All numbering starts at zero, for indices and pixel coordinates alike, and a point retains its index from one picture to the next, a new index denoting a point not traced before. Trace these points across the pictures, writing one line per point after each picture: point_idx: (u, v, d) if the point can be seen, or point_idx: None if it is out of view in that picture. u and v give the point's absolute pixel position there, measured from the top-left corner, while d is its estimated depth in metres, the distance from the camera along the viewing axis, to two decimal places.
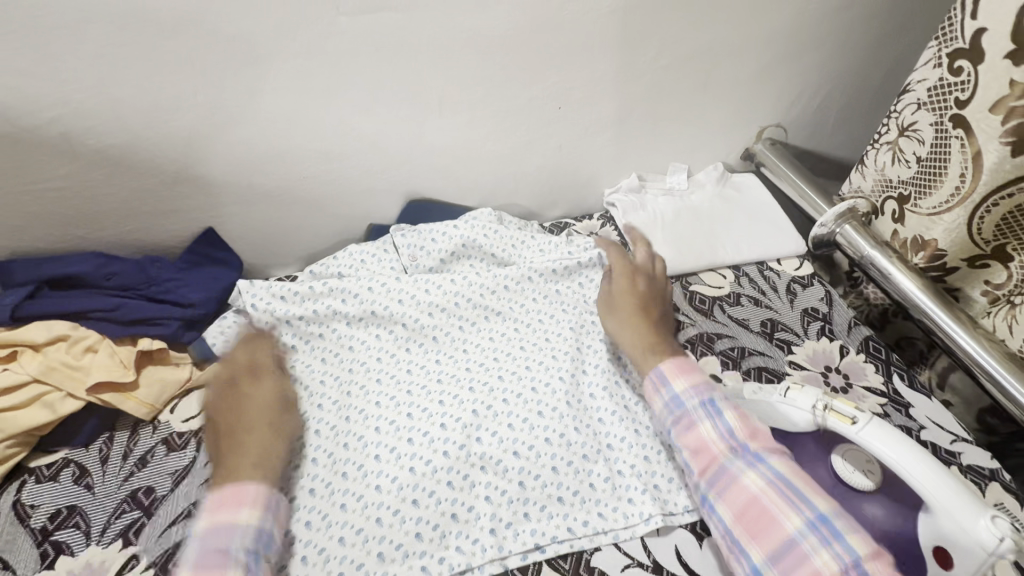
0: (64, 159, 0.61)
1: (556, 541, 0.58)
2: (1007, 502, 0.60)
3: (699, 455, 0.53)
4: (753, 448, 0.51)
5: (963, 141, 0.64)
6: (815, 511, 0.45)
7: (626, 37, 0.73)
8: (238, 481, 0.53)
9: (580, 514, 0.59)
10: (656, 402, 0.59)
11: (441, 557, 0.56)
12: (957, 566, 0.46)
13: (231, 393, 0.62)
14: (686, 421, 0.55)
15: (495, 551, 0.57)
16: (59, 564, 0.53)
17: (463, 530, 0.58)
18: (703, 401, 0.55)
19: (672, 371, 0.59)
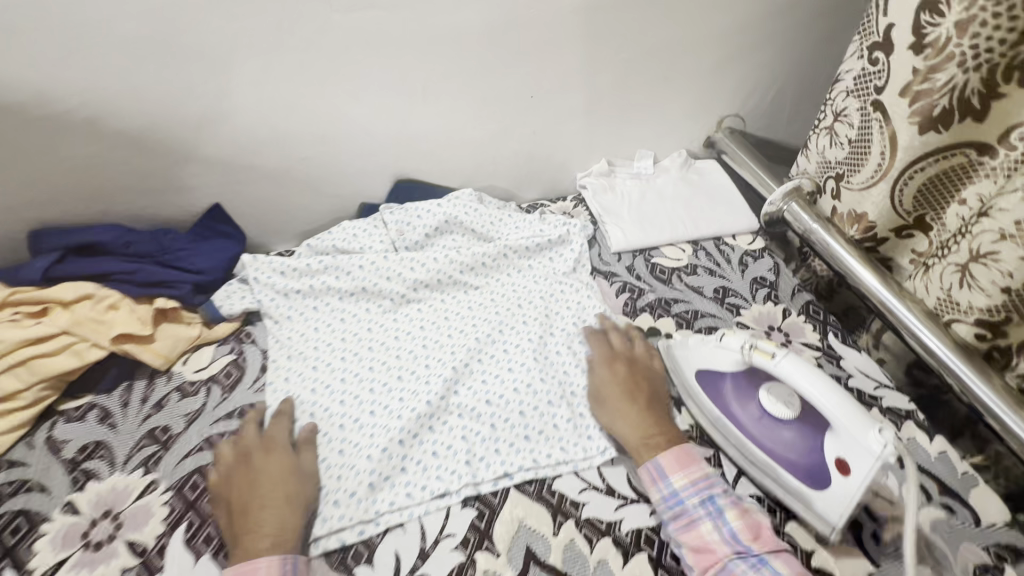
0: (88, 140, 0.69)
1: (524, 469, 0.65)
2: (919, 435, 0.69)
3: (702, 552, 0.56)
4: (755, 550, 0.54)
5: (881, 123, 0.72)
6: None
7: (589, 33, 0.82)
8: (252, 560, 0.53)
9: (544, 448, 0.66)
10: (655, 494, 0.61)
11: (423, 485, 0.63)
12: (854, 473, 0.54)
13: (241, 468, 0.61)
14: (686, 518, 0.58)
15: (470, 478, 0.63)
16: (88, 487, 0.61)
17: (442, 462, 0.65)
18: (703, 500, 0.58)
19: (672, 464, 0.61)
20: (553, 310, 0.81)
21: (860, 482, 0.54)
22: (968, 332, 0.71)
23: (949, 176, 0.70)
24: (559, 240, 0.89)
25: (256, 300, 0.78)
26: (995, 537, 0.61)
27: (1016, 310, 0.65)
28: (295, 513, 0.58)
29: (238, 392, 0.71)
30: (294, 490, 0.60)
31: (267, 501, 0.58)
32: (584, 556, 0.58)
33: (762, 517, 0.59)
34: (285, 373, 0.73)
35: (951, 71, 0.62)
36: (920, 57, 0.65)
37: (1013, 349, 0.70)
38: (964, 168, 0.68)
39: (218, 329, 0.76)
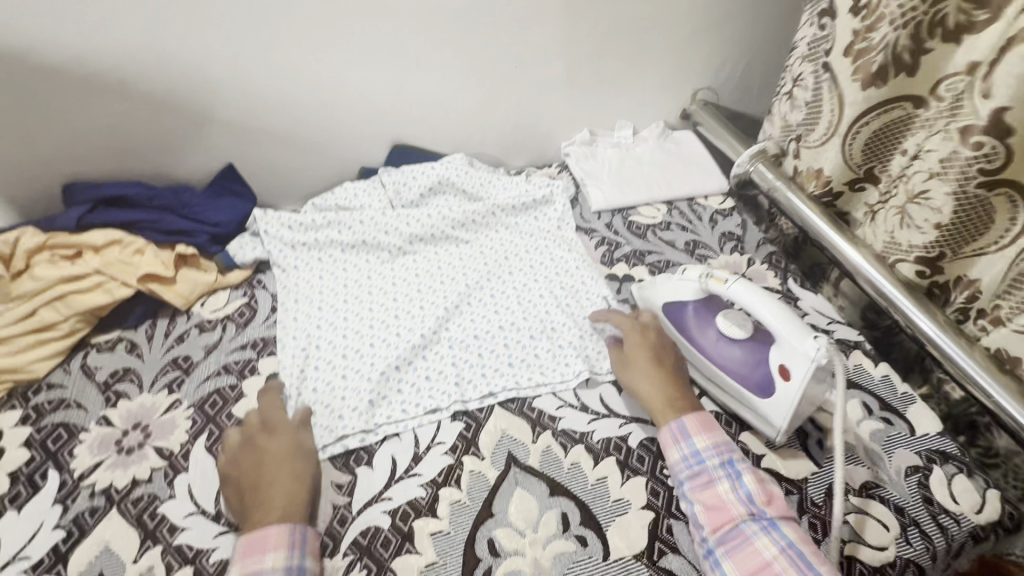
0: (120, 100, 0.78)
1: (508, 389, 0.72)
2: (865, 362, 0.76)
3: (715, 511, 0.57)
4: (768, 513, 0.55)
5: (832, 84, 0.79)
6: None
7: (569, 7, 0.90)
8: (264, 525, 0.54)
9: (526, 372, 0.73)
10: (674, 454, 0.62)
11: (416, 403, 0.70)
12: (794, 377, 0.62)
13: (248, 449, 0.62)
14: (705, 477, 0.59)
15: (459, 398, 0.70)
16: (120, 404, 0.69)
17: (434, 384, 0.72)
18: (722, 462, 0.59)
19: (695, 426, 0.62)
20: (536, 259, 0.88)
21: (799, 384, 0.61)
22: (911, 271, 0.78)
23: (890, 128, 0.77)
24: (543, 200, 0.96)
25: (266, 250, 0.86)
26: (928, 443, 0.68)
27: (949, 244, 0.72)
28: (303, 488, 0.60)
29: (251, 328, 0.79)
30: (300, 466, 0.61)
31: (276, 475, 0.59)
32: (559, 459, 0.66)
33: (776, 485, 0.59)
34: (294, 314, 0.80)
35: (884, 30, 0.70)
36: (858, 19, 0.73)
37: (951, 284, 0.76)
38: (903, 120, 0.75)
39: (232, 276, 0.84)
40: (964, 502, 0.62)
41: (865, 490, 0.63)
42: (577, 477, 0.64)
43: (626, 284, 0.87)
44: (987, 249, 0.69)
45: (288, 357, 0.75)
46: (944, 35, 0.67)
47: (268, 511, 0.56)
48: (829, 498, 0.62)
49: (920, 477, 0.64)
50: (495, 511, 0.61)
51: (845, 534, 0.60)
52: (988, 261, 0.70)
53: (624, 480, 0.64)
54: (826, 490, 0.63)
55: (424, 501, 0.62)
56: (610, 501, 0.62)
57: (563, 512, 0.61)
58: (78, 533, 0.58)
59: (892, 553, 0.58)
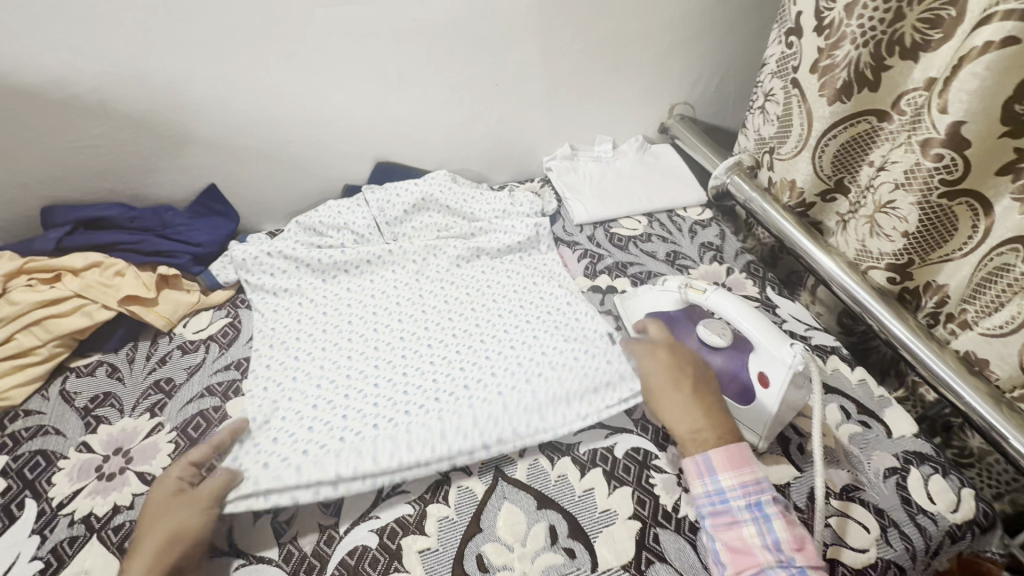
0: (100, 121, 0.78)
1: (502, 442, 0.66)
2: (843, 367, 0.78)
3: (738, 554, 0.54)
4: (798, 561, 0.52)
5: (800, 100, 0.83)
6: None
7: (546, 27, 0.92)
8: None
9: (523, 418, 0.68)
10: (697, 489, 0.58)
11: (393, 457, 0.63)
12: (773, 384, 0.63)
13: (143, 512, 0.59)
14: (729, 517, 0.56)
15: (445, 452, 0.64)
16: (100, 430, 0.68)
17: (415, 437, 0.65)
18: (749, 504, 0.55)
19: (723, 462, 0.58)
20: (528, 298, 0.84)
21: (777, 392, 0.62)
22: (882, 277, 0.81)
23: (858, 140, 0.80)
24: (531, 240, 0.93)
25: (244, 267, 0.84)
26: (904, 445, 0.69)
27: (916, 251, 0.74)
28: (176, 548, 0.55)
29: (234, 348, 0.78)
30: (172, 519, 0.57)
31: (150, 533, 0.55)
32: (546, 472, 0.66)
33: (806, 527, 0.56)
34: (266, 360, 0.75)
35: (847, 48, 0.73)
36: (822, 38, 0.76)
37: (921, 290, 0.78)
38: (869, 133, 0.78)
39: (215, 296, 0.84)
40: (940, 501, 0.64)
41: (845, 493, 0.64)
42: (564, 490, 0.64)
43: (608, 295, 0.88)
44: (952, 255, 0.72)
45: (254, 406, 0.70)
46: (903, 53, 0.71)
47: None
48: (811, 502, 0.63)
49: (898, 478, 0.66)
50: (483, 526, 0.61)
51: (827, 538, 0.60)
52: (954, 267, 0.72)
53: (611, 490, 0.64)
54: (808, 494, 0.64)
55: (412, 518, 0.62)
56: (597, 512, 0.62)
57: (551, 524, 0.61)
58: (56, 564, 0.57)
59: (872, 555, 0.59)
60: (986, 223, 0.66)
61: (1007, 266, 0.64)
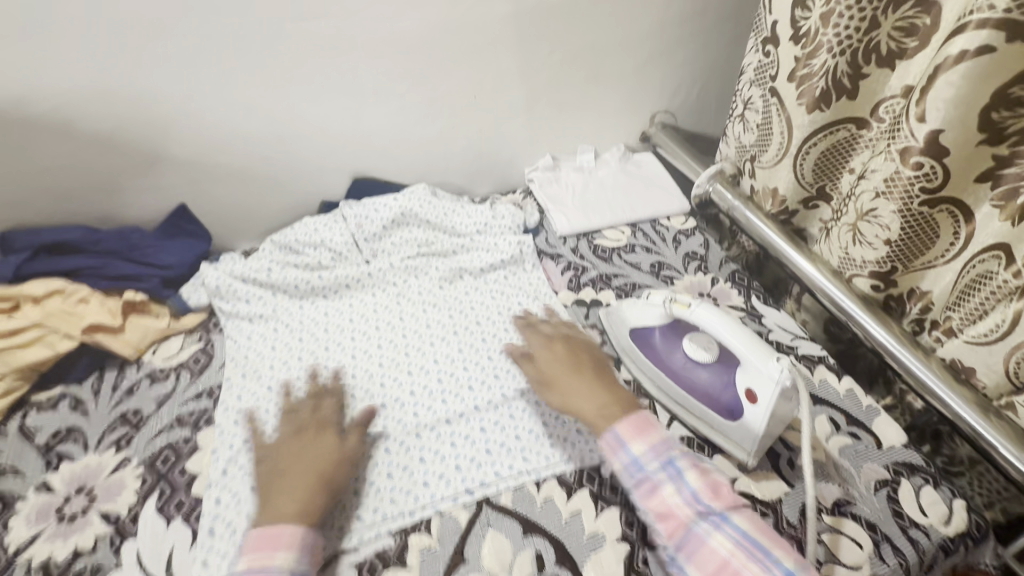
0: (61, 141, 0.75)
1: (484, 484, 0.65)
2: (831, 378, 0.77)
3: (665, 516, 0.55)
4: (717, 508, 0.54)
5: (779, 108, 0.82)
6: (779, 567, 0.49)
7: (522, 39, 0.92)
8: (279, 524, 0.54)
9: (506, 460, 0.67)
10: (616, 464, 0.60)
11: (375, 507, 0.63)
12: (761, 401, 0.62)
13: (295, 439, 0.64)
14: (649, 483, 0.57)
15: (427, 499, 0.63)
16: (62, 467, 0.64)
17: (397, 484, 0.65)
18: (663, 464, 0.57)
19: (630, 432, 0.60)
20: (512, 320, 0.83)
21: (766, 408, 0.61)
22: (866, 285, 0.80)
23: (837, 148, 0.80)
24: (514, 263, 0.91)
25: (216, 289, 0.82)
26: (894, 456, 0.68)
27: (899, 259, 0.74)
28: (326, 482, 0.60)
29: (205, 375, 0.75)
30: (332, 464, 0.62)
31: (305, 476, 0.60)
32: (532, 496, 0.64)
33: (721, 474, 0.58)
34: (238, 392, 0.73)
35: (824, 56, 0.72)
36: (799, 47, 0.76)
37: (905, 296, 0.77)
38: (848, 141, 0.79)
39: (185, 320, 0.80)
40: (932, 514, 0.63)
41: (837, 509, 0.63)
42: (550, 515, 0.62)
43: (593, 309, 0.86)
44: (935, 262, 0.71)
45: (224, 444, 0.67)
46: (879, 61, 0.71)
47: (286, 502, 0.57)
48: (804, 519, 0.62)
49: (889, 491, 0.65)
50: (467, 556, 0.59)
51: (820, 555, 0.59)
52: (936, 274, 0.72)
53: (598, 513, 0.62)
54: (800, 510, 0.62)
55: (392, 551, 0.60)
56: (584, 537, 0.60)
57: (537, 552, 0.59)
58: None
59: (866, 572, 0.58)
60: (968, 229, 0.66)
61: (989, 273, 0.65)
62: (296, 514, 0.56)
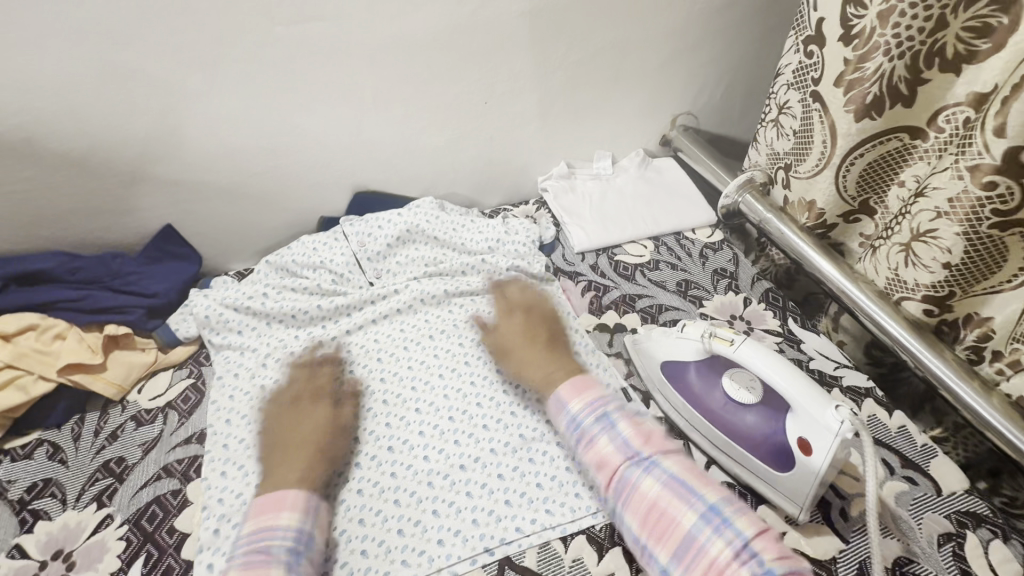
0: (29, 161, 0.68)
1: (504, 542, 0.58)
2: (880, 413, 0.70)
3: (602, 467, 0.58)
4: (647, 453, 0.57)
5: (822, 113, 0.75)
6: (704, 503, 0.52)
7: (536, 38, 0.84)
8: (277, 491, 0.57)
9: (528, 513, 0.60)
10: (561, 424, 0.64)
11: (385, 571, 0.56)
12: (816, 452, 0.55)
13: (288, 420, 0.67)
14: (587, 438, 0.60)
15: (442, 560, 0.57)
16: (37, 528, 0.58)
17: (408, 542, 0.58)
18: (599, 418, 0.61)
19: (569, 393, 0.64)
20: None
21: (822, 461, 0.55)
22: (917, 309, 0.72)
23: (887, 159, 0.73)
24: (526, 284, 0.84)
25: (205, 318, 0.75)
26: (956, 504, 0.62)
27: (958, 283, 0.67)
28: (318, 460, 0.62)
29: (195, 417, 0.68)
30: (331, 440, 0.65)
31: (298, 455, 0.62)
32: (559, 556, 0.58)
33: (654, 425, 0.61)
34: (224, 440, 0.65)
35: (878, 59, 0.65)
36: (849, 48, 0.68)
37: (960, 322, 0.70)
38: (901, 151, 0.71)
39: (174, 354, 0.74)
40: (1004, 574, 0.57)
41: (898, 569, 0.57)
42: None
43: (617, 335, 0.79)
44: (1002, 286, 0.65)
45: (212, 502, 0.60)
46: (943, 65, 0.63)
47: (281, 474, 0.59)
48: None
49: (954, 546, 0.59)
50: None
51: None
52: (1002, 300, 0.65)
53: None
54: (858, 570, 0.56)
55: None
56: None
57: None
58: None
59: None
60: None
61: None
62: (298, 481, 0.59)
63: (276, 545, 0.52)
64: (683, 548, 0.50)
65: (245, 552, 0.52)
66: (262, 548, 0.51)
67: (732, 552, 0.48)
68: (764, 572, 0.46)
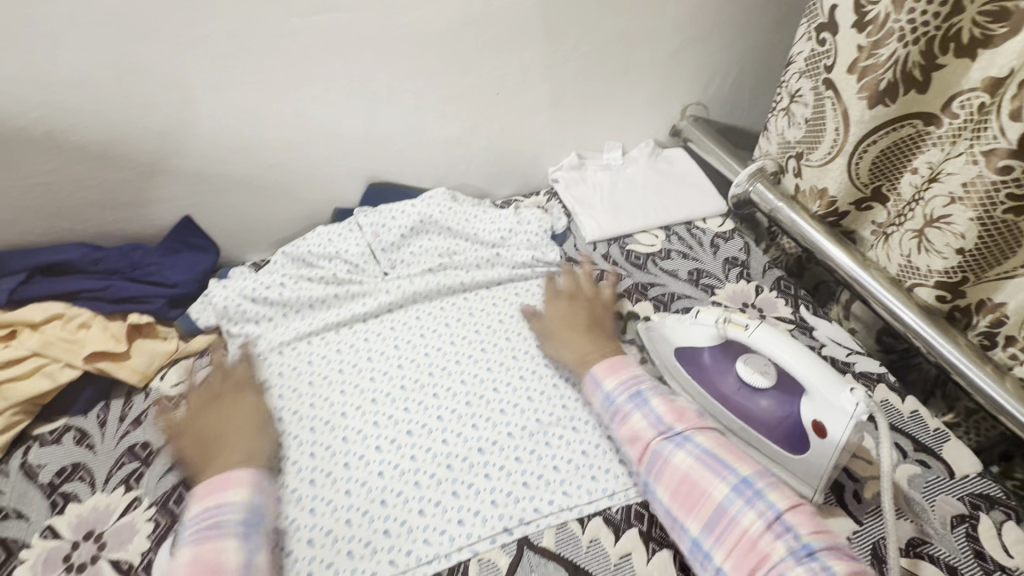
0: (51, 154, 0.69)
1: (523, 522, 0.59)
2: (892, 398, 0.71)
3: (635, 443, 0.59)
4: (678, 429, 0.58)
5: (834, 101, 0.75)
6: (737, 476, 0.53)
7: (547, 29, 0.84)
8: (225, 471, 0.56)
9: (546, 495, 0.61)
10: (595, 401, 0.65)
11: (408, 550, 0.57)
12: (830, 434, 0.56)
13: (214, 411, 0.65)
14: (620, 415, 0.62)
15: (463, 539, 0.58)
16: (68, 510, 0.60)
17: (430, 522, 0.59)
18: (631, 396, 0.62)
19: (604, 371, 0.66)
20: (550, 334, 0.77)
21: (836, 443, 0.56)
22: (929, 295, 0.73)
23: (900, 146, 0.73)
24: (539, 274, 0.86)
25: (222, 308, 0.76)
26: (969, 487, 0.62)
27: (972, 268, 0.67)
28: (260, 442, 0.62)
29: None
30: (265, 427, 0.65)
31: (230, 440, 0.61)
32: (576, 536, 0.59)
33: (689, 404, 0.62)
34: None
35: (892, 45, 0.65)
36: (863, 35, 0.68)
37: (972, 308, 0.71)
38: (914, 138, 0.71)
39: (194, 342, 0.75)
40: (1017, 554, 0.57)
41: (912, 549, 0.57)
42: (598, 558, 0.57)
43: (630, 323, 0.80)
44: (1016, 272, 0.65)
45: None
46: (958, 51, 0.63)
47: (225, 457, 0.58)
48: (877, 562, 0.56)
49: (967, 528, 0.59)
50: None
51: None
52: (1018, 284, 0.65)
53: (650, 556, 0.57)
54: (872, 552, 0.57)
55: None
56: None
57: None
58: None
59: None
60: None
61: None
62: (241, 461, 0.58)
63: (226, 519, 0.52)
64: (715, 519, 0.51)
65: (192, 536, 0.50)
66: (213, 525, 0.51)
67: (766, 524, 0.49)
68: (798, 544, 0.47)
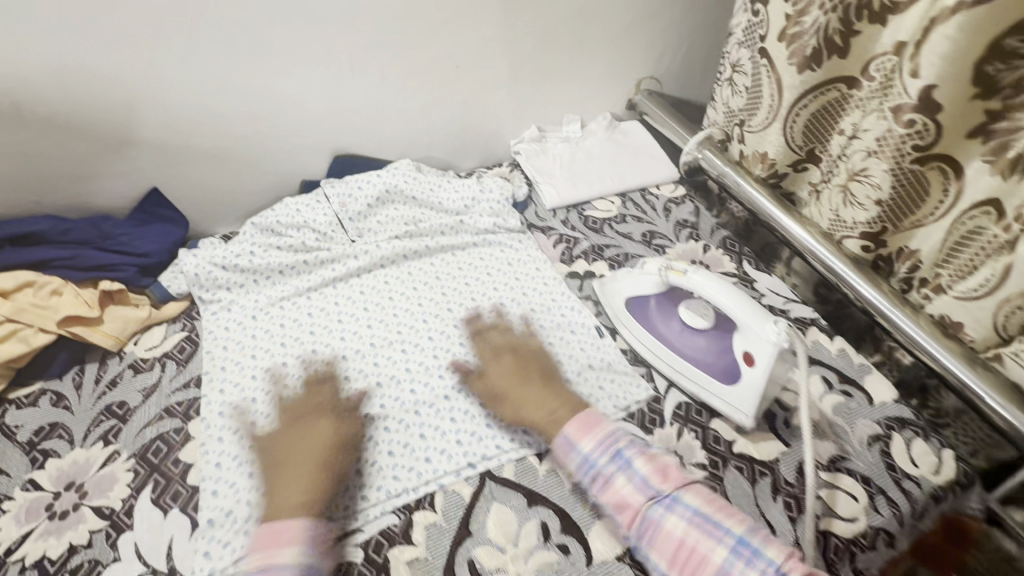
0: (16, 126, 0.70)
1: (486, 458, 0.64)
2: (822, 339, 0.78)
3: (622, 508, 0.57)
4: (666, 491, 0.56)
5: (768, 69, 0.81)
6: (734, 537, 0.52)
7: (504, 3, 0.88)
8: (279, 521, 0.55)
9: (506, 434, 0.66)
10: (570, 463, 0.61)
11: (378, 485, 0.62)
12: (758, 362, 0.63)
13: (293, 434, 0.65)
14: (602, 479, 0.59)
15: (430, 474, 0.63)
16: (48, 465, 0.62)
17: (399, 461, 0.64)
18: (613, 457, 0.59)
19: (577, 432, 0.62)
20: (514, 293, 0.82)
21: (764, 370, 0.62)
22: (856, 246, 0.80)
23: (828, 109, 0.79)
24: (501, 239, 0.90)
25: (194, 275, 0.79)
26: (885, 411, 0.70)
27: (889, 218, 0.74)
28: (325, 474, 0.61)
29: (192, 365, 0.73)
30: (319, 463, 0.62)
31: (306, 473, 0.60)
32: (534, 468, 0.64)
33: (669, 456, 0.60)
34: (220, 386, 0.70)
35: (815, 13, 0.71)
36: (789, 4, 0.74)
37: (893, 257, 0.77)
38: (839, 101, 0.77)
39: (167, 309, 0.78)
40: (922, 464, 0.65)
41: (832, 465, 0.64)
42: (554, 485, 0.62)
43: (587, 281, 0.85)
44: (925, 221, 0.71)
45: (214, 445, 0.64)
46: (871, 17, 0.69)
47: (289, 497, 0.58)
48: (801, 476, 0.63)
49: (881, 445, 0.66)
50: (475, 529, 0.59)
51: (818, 510, 0.61)
52: (926, 232, 0.71)
53: None
54: (797, 468, 0.63)
55: (397, 528, 0.59)
56: (588, 504, 0.61)
57: (542, 521, 0.59)
58: None
59: (862, 523, 0.60)
60: (956, 186, 0.65)
61: (980, 229, 0.64)
62: (298, 509, 0.57)
63: None
64: None
65: None
66: None
67: None
68: None
